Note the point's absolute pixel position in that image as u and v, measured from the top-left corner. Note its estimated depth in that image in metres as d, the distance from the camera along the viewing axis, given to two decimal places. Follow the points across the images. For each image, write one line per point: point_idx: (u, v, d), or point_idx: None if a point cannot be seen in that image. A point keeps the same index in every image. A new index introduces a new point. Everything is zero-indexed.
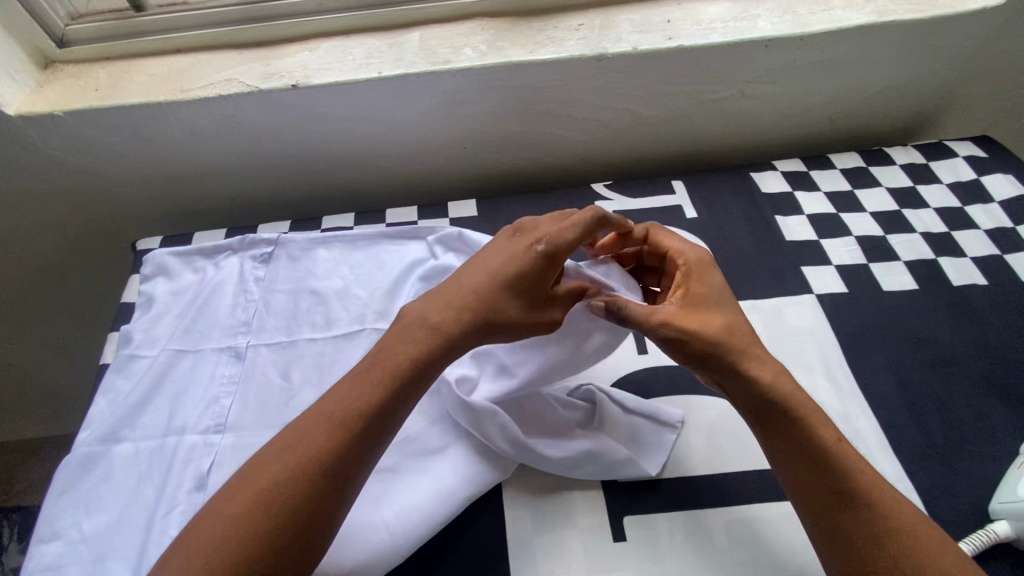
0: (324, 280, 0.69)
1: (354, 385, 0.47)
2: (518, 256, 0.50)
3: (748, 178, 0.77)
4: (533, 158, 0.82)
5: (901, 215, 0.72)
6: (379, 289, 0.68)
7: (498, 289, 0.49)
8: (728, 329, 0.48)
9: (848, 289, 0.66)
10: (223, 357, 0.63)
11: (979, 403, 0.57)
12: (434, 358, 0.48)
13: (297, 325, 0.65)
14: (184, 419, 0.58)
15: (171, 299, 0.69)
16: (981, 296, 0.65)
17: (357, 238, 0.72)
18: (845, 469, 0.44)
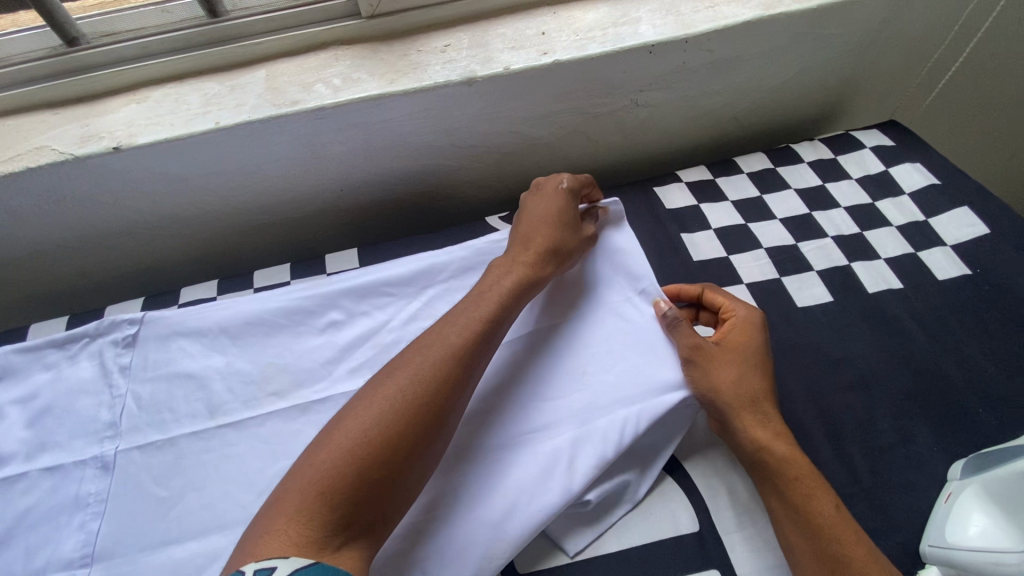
0: (205, 358, 0.59)
1: (456, 312, 0.50)
2: (552, 196, 0.59)
3: (651, 194, 0.71)
4: (424, 191, 0.75)
5: (812, 218, 0.68)
6: (269, 361, 0.59)
7: (553, 223, 0.57)
8: (738, 390, 0.50)
9: (760, 310, 0.61)
10: (87, 470, 0.53)
11: (904, 425, 0.53)
12: (525, 280, 0.53)
13: (172, 420, 0.55)
14: (44, 556, 0.49)
15: (18, 406, 0.57)
16: (897, 302, 0.61)
17: (238, 301, 0.62)
18: (838, 534, 0.43)
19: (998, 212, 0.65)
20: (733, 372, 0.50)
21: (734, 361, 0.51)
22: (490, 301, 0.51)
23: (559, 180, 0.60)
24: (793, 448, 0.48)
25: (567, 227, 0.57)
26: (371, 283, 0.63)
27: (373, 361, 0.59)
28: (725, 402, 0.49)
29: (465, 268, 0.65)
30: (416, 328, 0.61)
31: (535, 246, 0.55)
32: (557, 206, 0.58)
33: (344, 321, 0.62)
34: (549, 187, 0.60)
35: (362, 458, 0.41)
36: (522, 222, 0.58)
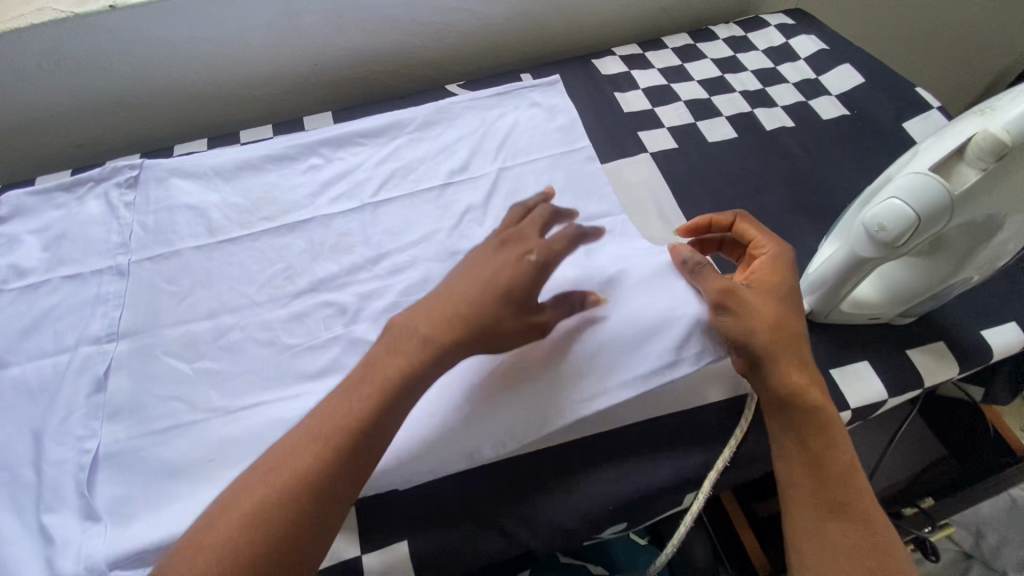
0: (201, 195, 0.68)
1: (348, 394, 0.43)
2: (511, 268, 0.47)
3: (590, 64, 0.82)
4: (389, 70, 0.84)
5: (723, 79, 0.80)
6: (260, 195, 0.68)
7: (494, 295, 0.46)
8: (778, 327, 0.48)
9: (677, 145, 0.73)
10: (106, 276, 0.61)
11: (786, 218, 0.66)
12: (425, 371, 0.44)
13: (176, 238, 0.64)
14: (75, 335, 0.57)
15: (34, 235, 0.65)
16: (788, 136, 0.73)
17: (229, 150, 0.71)
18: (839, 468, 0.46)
19: (873, 67, 0.78)
20: (768, 311, 0.48)
21: (772, 298, 0.49)
22: (380, 383, 0.43)
23: (532, 249, 0.48)
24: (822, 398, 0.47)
25: (512, 305, 0.46)
26: (345, 134, 0.72)
27: (350, 192, 0.68)
28: (770, 339, 0.47)
29: (428, 122, 0.74)
30: (386, 168, 0.70)
31: (457, 315, 0.45)
32: (509, 282, 0.46)
33: (322, 165, 0.71)
34: (519, 249, 0.49)
35: (265, 534, 0.37)
36: (460, 277, 0.48)
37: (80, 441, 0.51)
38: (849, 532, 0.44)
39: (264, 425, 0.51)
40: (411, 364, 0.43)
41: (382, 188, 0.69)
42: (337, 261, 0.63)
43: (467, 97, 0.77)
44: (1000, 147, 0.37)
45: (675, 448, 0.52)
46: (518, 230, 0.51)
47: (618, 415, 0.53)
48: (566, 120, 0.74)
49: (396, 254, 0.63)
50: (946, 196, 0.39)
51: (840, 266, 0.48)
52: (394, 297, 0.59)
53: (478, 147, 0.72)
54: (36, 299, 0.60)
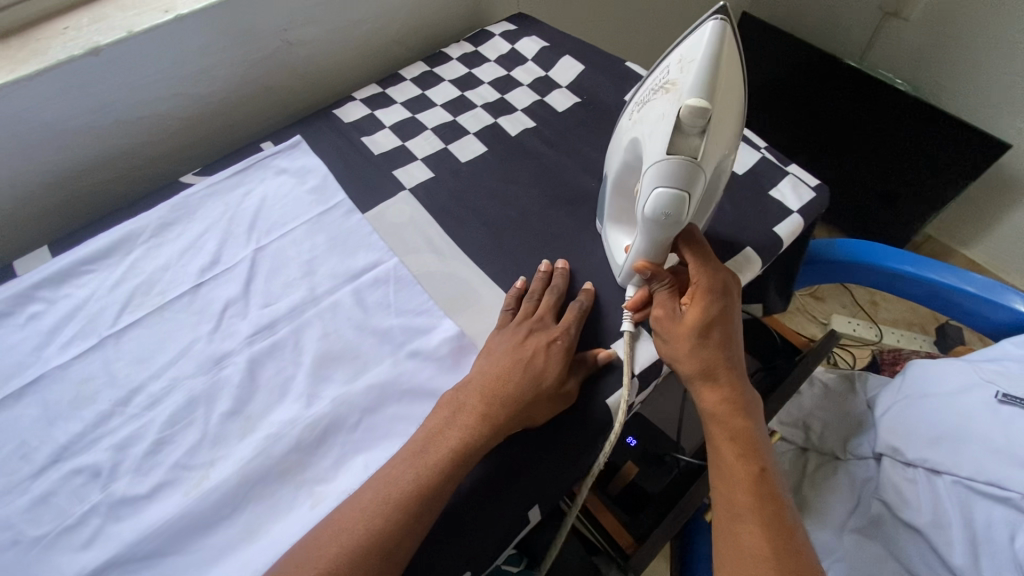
0: None
1: (404, 499, 0.45)
2: (544, 354, 0.53)
3: (331, 115, 0.80)
4: (115, 176, 0.75)
5: (464, 97, 0.82)
6: None
7: (530, 372, 0.52)
8: (698, 342, 0.52)
9: (433, 173, 0.73)
10: None
11: (546, 215, 0.69)
12: (481, 440, 0.49)
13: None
14: None
15: None
16: (532, 136, 0.77)
17: None
18: (762, 481, 0.47)
19: (588, 52, 0.85)
20: (694, 339, 0.52)
21: (698, 321, 0.52)
22: (441, 454, 0.48)
23: (558, 335, 0.55)
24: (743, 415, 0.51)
25: (551, 385, 0.52)
26: (66, 266, 0.63)
27: (84, 329, 0.60)
28: (691, 354, 0.52)
29: (164, 225, 0.67)
30: (124, 289, 0.63)
31: (505, 395, 0.50)
32: (546, 368, 0.52)
33: (44, 310, 0.61)
34: (544, 334, 0.55)
35: None
36: (497, 359, 0.53)
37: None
38: (758, 537, 0.44)
39: None
40: (468, 438, 0.48)
41: (124, 313, 0.61)
42: (84, 412, 0.54)
43: (204, 184, 0.71)
44: (704, 111, 0.46)
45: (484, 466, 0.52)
46: (540, 316, 0.57)
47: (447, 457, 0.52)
48: (318, 179, 0.72)
49: (152, 382, 0.56)
50: (694, 164, 0.47)
51: (645, 246, 0.54)
52: (156, 433, 0.53)
53: (228, 234, 0.67)
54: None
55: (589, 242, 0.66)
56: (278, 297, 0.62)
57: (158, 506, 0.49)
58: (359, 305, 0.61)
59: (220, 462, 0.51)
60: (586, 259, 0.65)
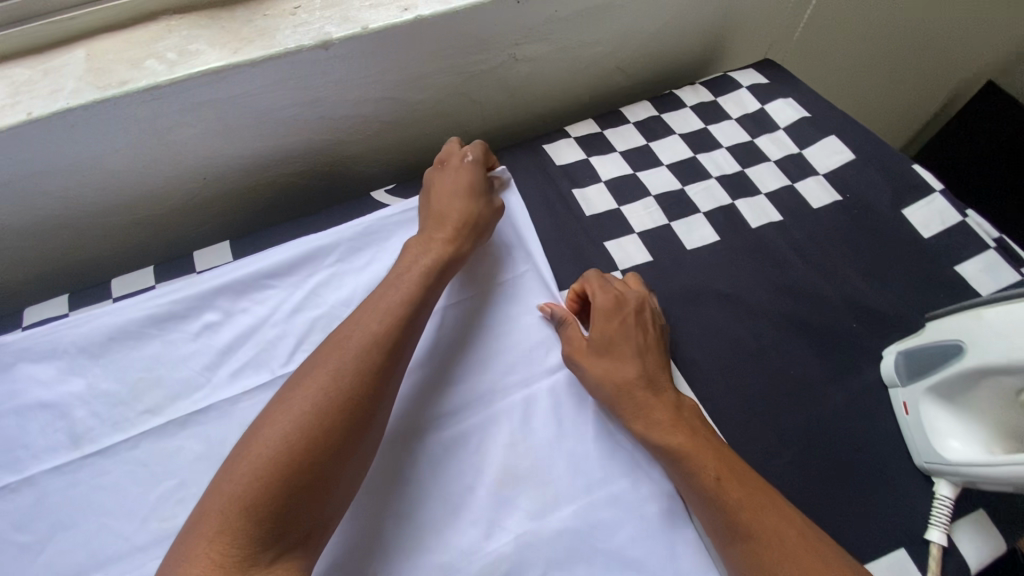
0: (64, 385, 0.53)
1: (345, 353, 0.46)
2: (468, 170, 0.60)
3: (540, 151, 0.69)
4: (302, 170, 0.69)
5: (696, 161, 0.69)
6: (143, 375, 0.53)
7: (466, 194, 0.59)
8: (600, 350, 0.52)
9: (652, 256, 0.62)
10: None
11: (789, 349, 0.56)
12: (450, 254, 0.55)
13: (28, 458, 0.49)
14: None
15: None
16: (777, 235, 0.63)
17: (93, 316, 0.55)
18: (755, 539, 0.42)
19: (860, 138, 0.69)
20: (602, 364, 0.52)
21: (602, 339, 0.53)
22: (407, 290, 0.52)
23: (469, 151, 0.62)
24: (705, 455, 0.46)
25: (482, 194, 0.60)
26: (249, 276, 0.58)
27: (255, 361, 0.54)
28: (596, 360, 0.52)
29: (352, 248, 0.60)
30: (305, 319, 0.57)
31: (458, 214, 0.57)
32: (474, 176, 0.60)
33: (216, 323, 0.56)
34: (455, 158, 0.61)
35: (271, 481, 0.39)
36: (440, 192, 0.59)
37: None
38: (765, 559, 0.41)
39: None
40: (436, 257, 0.54)
41: (301, 348, 0.55)
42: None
43: (398, 206, 0.63)
44: None
45: None
46: (448, 153, 0.62)
47: None
48: (521, 231, 0.62)
49: None
50: None
51: None
52: None
53: None
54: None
55: (841, 404, 0.53)
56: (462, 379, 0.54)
57: None
58: (545, 415, 0.52)
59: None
60: (835, 426, 0.52)
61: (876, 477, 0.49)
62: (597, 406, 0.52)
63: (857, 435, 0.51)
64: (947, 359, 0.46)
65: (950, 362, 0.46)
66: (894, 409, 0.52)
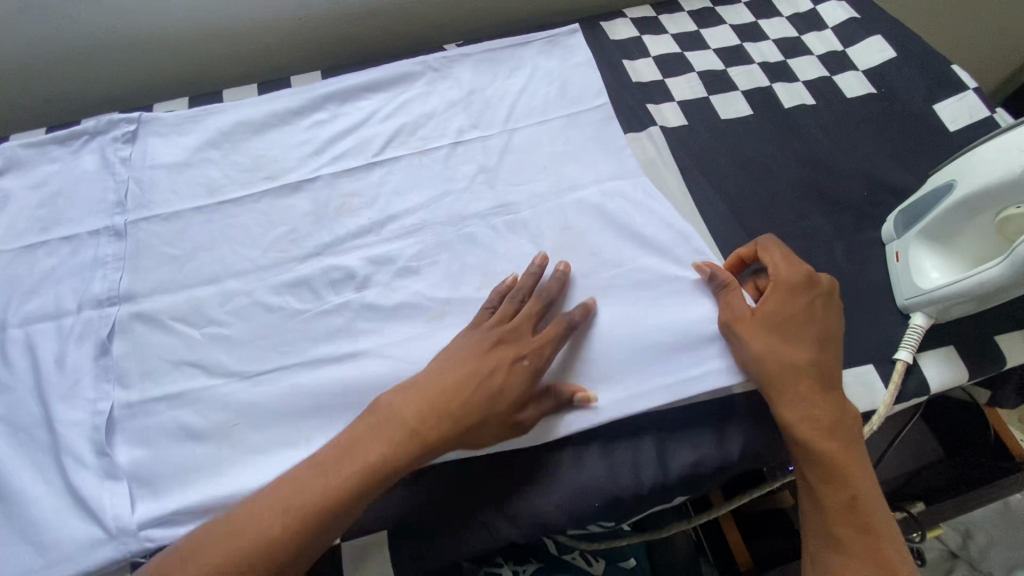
0: (198, 154, 0.65)
1: (290, 511, 0.40)
2: (504, 371, 0.47)
3: (598, 26, 0.76)
4: (383, 25, 0.77)
5: (742, 49, 0.74)
6: (263, 154, 0.65)
7: (484, 399, 0.46)
8: (782, 327, 0.50)
9: (688, 121, 0.68)
10: (103, 237, 0.59)
11: (801, 207, 0.62)
12: (403, 457, 0.43)
13: (173, 200, 0.62)
14: (66, 303, 0.56)
15: (31, 191, 0.63)
16: (808, 115, 0.68)
17: (226, 108, 0.68)
18: (847, 470, 0.46)
19: (905, 38, 0.72)
20: (778, 349, 0.49)
21: (788, 311, 0.50)
22: (360, 464, 0.42)
23: (524, 354, 0.49)
24: (838, 413, 0.48)
25: (512, 402, 0.47)
26: (351, 87, 0.69)
27: (354, 150, 0.66)
28: (775, 331, 0.50)
29: (435, 73, 0.72)
30: (393, 124, 0.67)
31: (452, 420, 0.45)
32: (512, 386, 0.47)
33: (327, 119, 0.68)
34: (511, 349, 0.48)
35: None
36: (452, 367, 0.47)
37: (92, 403, 0.51)
38: (836, 517, 0.45)
39: (274, 398, 0.52)
40: (392, 456, 0.43)
41: (389, 144, 0.66)
42: (342, 224, 0.61)
43: (478, 48, 0.73)
44: None
45: (684, 440, 0.51)
46: (512, 330, 0.50)
47: (661, 411, 0.52)
48: (581, 75, 0.70)
49: (389, 230, 0.61)
50: None
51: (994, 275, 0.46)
52: (403, 265, 0.59)
53: (488, 100, 0.69)
54: (34, 261, 0.59)
55: (841, 253, 0.59)
56: (526, 177, 0.64)
57: (392, 330, 0.56)
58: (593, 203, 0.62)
59: (439, 326, 0.56)
60: (831, 268, 0.58)
61: (865, 311, 0.56)
62: (626, 214, 0.61)
63: (849, 279, 0.57)
64: (940, 197, 0.53)
65: (940, 199, 0.52)
66: (886, 259, 0.58)
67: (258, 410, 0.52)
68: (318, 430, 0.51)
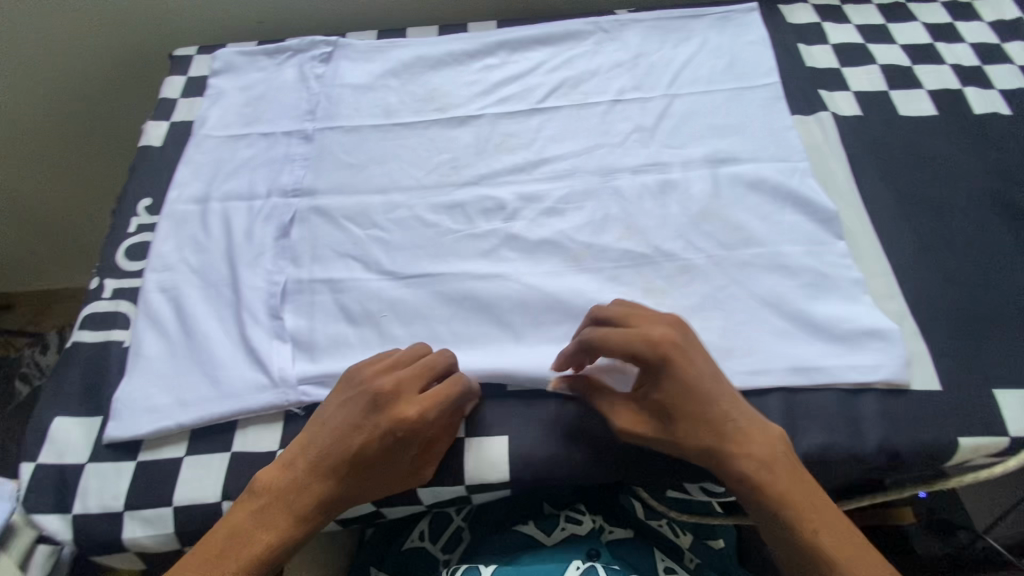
0: (380, 80, 0.71)
1: (259, 525, 0.45)
2: (365, 447, 0.46)
3: (776, 9, 0.74)
4: None
5: (934, 48, 0.69)
6: (437, 87, 0.70)
7: (341, 468, 0.46)
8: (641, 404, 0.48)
9: (862, 113, 0.65)
10: (294, 139, 0.67)
11: (980, 217, 0.57)
12: (333, 495, 0.47)
13: (355, 116, 0.68)
14: (258, 188, 0.64)
15: (239, 91, 0.72)
16: (1003, 124, 0.63)
17: (409, 43, 0.74)
18: (813, 520, 0.45)
19: None
20: (767, 432, 0.46)
21: (644, 400, 0.48)
22: (309, 502, 0.46)
23: (391, 429, 0.46)
24: (769, 462, 0.45)
25: (378, 469, 0.47)
26: (523, 37, 0.73)
27: (518, 95, 0.69)
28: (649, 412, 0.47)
29: (604, 35, 0.73)
30: (558, 76, 0.70)
31: (326, 471, 0.46)
32: (367, 447, 0.46)
33: (498, 64, 0.72)
34: (356, 438, 0.46)
35: None
36: (328, 432, 0.47)
37: (270, 274, 0.58)
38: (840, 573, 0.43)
39: (422, 301, 0.57)
40: (323, 494, 0.46)
41: (552, 94, 0.69)
42: (499, 159, 0.64)
43: (649, 16, 0.74)
44: None
45: (816, 424, 0.50)
46: (346, 410, 0.47)
47: (795, 392, 0.51)
48: (752, 53, 0.69)
49: (542, 171, 0.63)
50: None
51: None
52: (552, 204, 0.61)
53: (653, 66, 0.70)
54: (236, 149, 0.67)
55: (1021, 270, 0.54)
56: (683, 143, 0.64)
57: (534, 261, 0.58)
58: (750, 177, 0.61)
59: (579, 267, 0.57)
60: (1007, 284, 0.54)
61: None
62: (784, 192, 0.59)
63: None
64: None
65: None
66: None
67: (407, 309, 0.56)
68: (457, 338, 0.55)
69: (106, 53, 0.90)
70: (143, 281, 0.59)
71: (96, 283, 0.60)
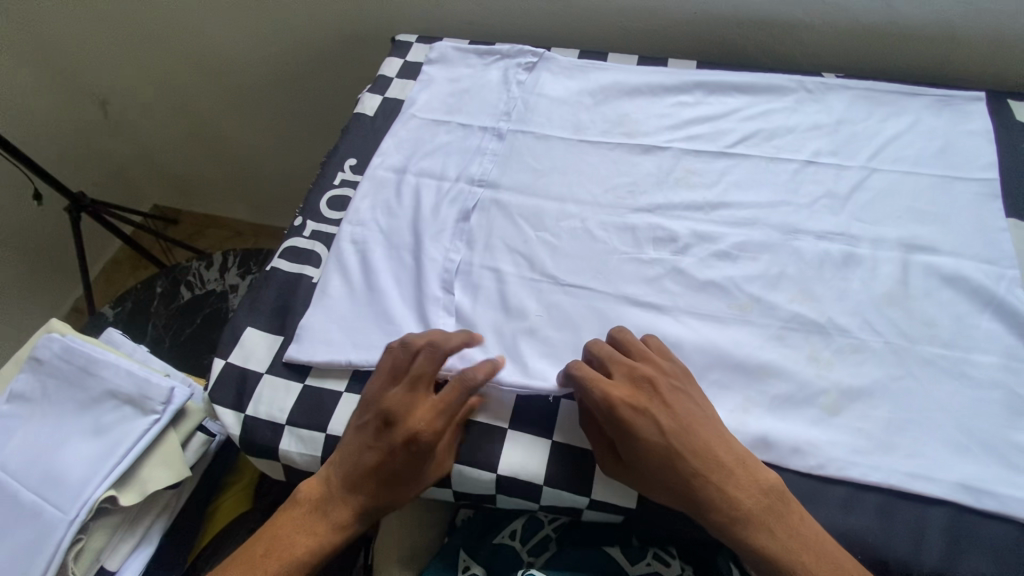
0: (576, 96, 0.75)
1: (304, 531, 0.51)
2: (379, 450, 0.50)
3: (1005, 102, 0.70)
4: (764, 39, 0.80)
5: None
6: (629, 114, 0.73)
7: (366, 471, 0.50)
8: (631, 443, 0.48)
9: None
10: (488, 135, 0.72)
11: None
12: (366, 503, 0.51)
13: (547, 125, 0.73)
14: (450, 172, 0.70)
15: (447, 82, 0.79)
16: None
17: (609, 67, 0.78)
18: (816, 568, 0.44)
19: None
20: (673, 477, 0.47)
21: (638, 439, 0.47)
22: (344, 512, 0.51)
23: (401, 432, 0.49)
24: (761, 507, 0.46)
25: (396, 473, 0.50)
26: (723, 82, 0.74)
27: (708, 136, 0.70)
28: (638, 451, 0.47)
29: (807, 95, 0.72)
30: (753, 126, 0.70)
31: (353, 479, 0.51)
32: (377, 455, 0.50)
33: (692, 103, 0.73)
34: (371, 431, 0.51)
35: None
36: (350, 438, 0.52)
37: (447, 251, 0.63)
38: None
39: (580, 311, 0.59)
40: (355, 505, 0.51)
41: (743, 142, 0.69)
42: (678, 194, 0.65)
43: (859, 84, 0.72)
44: None
45: (983, 553, 0.46)
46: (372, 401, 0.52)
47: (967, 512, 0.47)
48: (970, 144, 0.65)
49: (720, 215, 0.63)
50: None
51: None
52: (725, 248, 0.61)
53: (855, 135, 0.68)
54: (436, 133, 0.73)
55: None
56: (876, 219, 0.61)
57: (696, 300, 0.58)
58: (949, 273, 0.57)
59: (743, 318, 0.57)
60: None
61: None
62: (986, 298, 0.55)
63: None
64: None
65: None
66: None
67: (564, 315, 0.59)
68: None
69: (334, 26, 1.02)
70: (339, 230, 0.66)
71: (299, 221, 0.69)
